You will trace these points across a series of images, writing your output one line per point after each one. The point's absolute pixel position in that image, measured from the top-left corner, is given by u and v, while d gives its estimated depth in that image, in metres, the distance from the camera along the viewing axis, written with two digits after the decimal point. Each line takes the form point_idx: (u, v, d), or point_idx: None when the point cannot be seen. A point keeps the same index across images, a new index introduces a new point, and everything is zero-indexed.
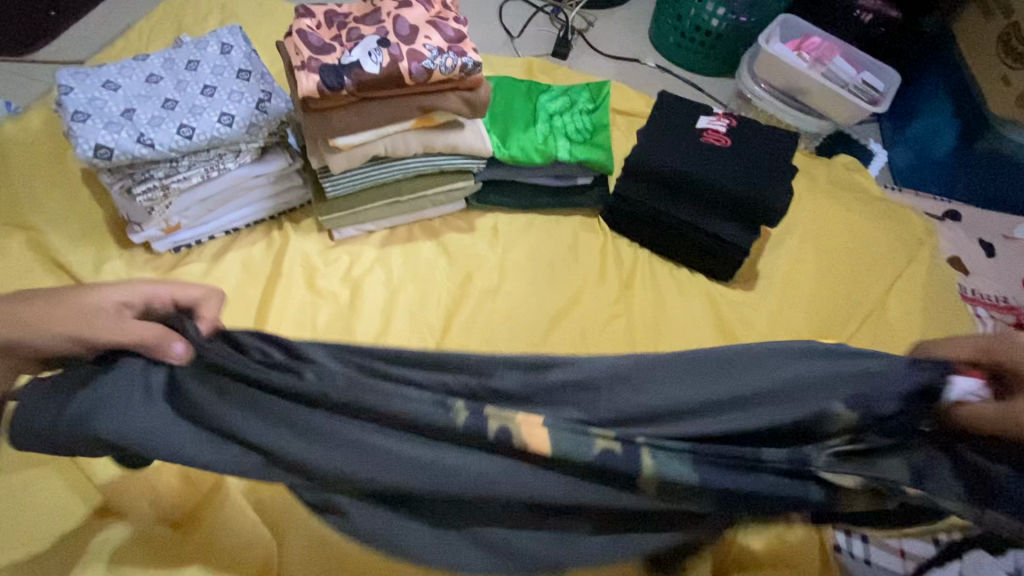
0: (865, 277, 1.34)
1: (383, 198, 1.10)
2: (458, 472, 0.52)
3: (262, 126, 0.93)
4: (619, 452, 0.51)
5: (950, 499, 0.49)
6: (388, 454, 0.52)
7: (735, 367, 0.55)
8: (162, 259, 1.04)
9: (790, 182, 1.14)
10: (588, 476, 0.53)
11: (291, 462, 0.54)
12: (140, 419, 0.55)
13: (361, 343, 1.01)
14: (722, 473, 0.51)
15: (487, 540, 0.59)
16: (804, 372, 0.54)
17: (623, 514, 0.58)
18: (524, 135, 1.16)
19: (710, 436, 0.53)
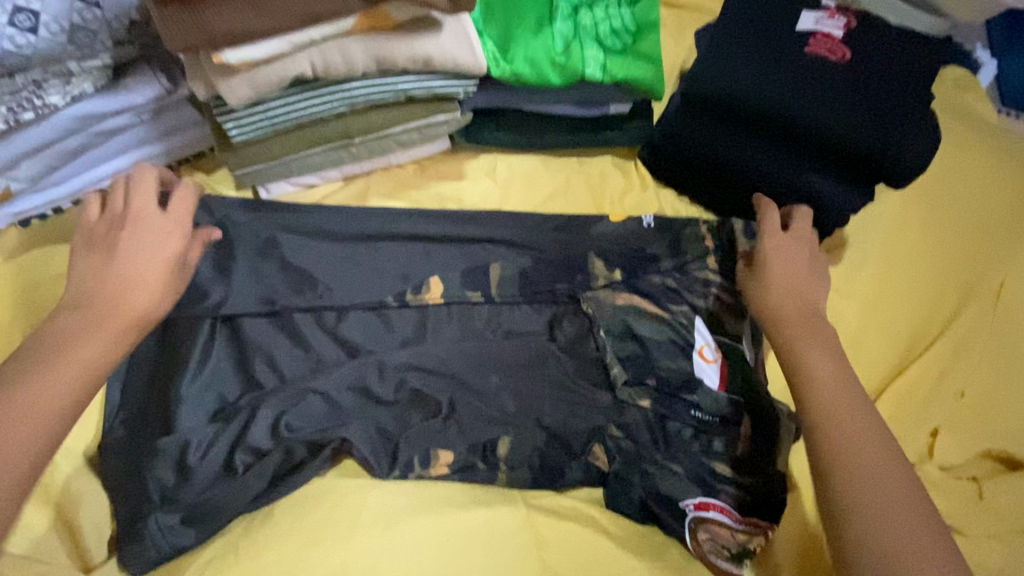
0: (989, 246, 0.99)
1: (324, 141, 0.75)
2: (393, 353, 0.75)
3: (93, 31, 0.57)
4: (472, 348, 0.78)
5: (652, 367, 0.80)
6: (335, 326, 0.76)
7: (551, 286, 0.84)
8: (4, 240, 0.70)
9: (928, 118, 0.77)
10: (467, 352, 0.77)
11: (277, 328, 0.74)
12: (205, 331, 0.71)
13: (309, 344, 0.74)
14: (534, 339, 0.81)
15: (391, 368, 0.74)
16: (592, 305, 0.83)
17: (511, 364, 0.78)
18: (535, 41, 0.77)
19: (550, 313, 0.83)
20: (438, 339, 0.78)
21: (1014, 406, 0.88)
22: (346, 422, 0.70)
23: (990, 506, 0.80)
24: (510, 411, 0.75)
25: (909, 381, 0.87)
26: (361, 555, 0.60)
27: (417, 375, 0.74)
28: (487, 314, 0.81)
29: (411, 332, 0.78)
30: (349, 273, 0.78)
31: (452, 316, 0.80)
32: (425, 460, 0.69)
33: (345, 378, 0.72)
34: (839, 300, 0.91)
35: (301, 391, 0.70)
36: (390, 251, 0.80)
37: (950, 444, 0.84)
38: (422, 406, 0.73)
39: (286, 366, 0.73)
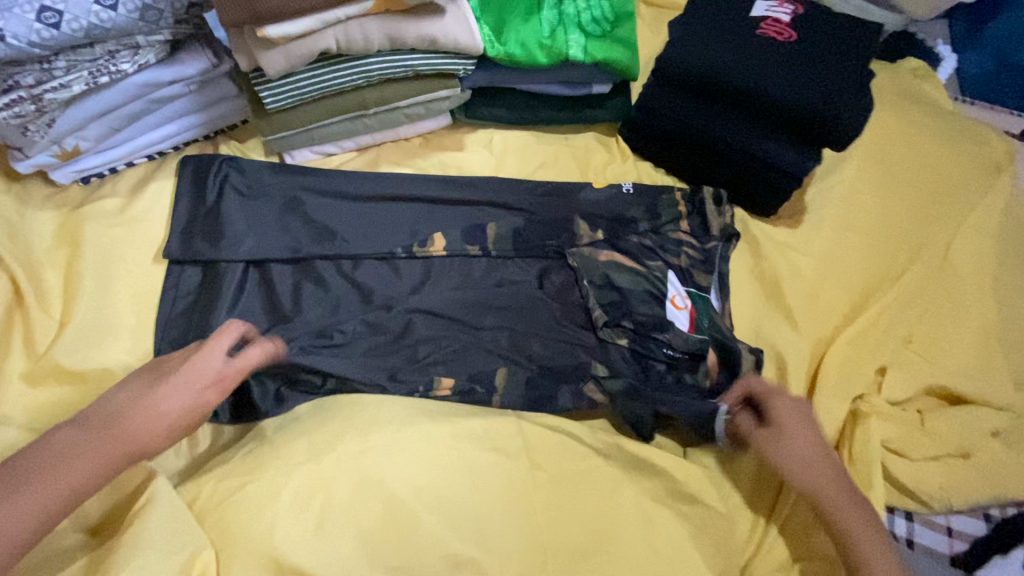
0: (935, 213, 1.10)
1: (342, 111, 0.86)
2: (399, 297, 0.85)
3: (160, 10, 0.68)
4: (470, 294, 0.87)
5: (633, 310, 0.89)
6: (348, 274, 0.85)
7: (540, 241, 0.92)
8: (67, 194, 0.81)
9: (867, 91, 0.89)
10: (465, 297, 0.86)
11: (299, 276, 0.83)
12: (239, 272, 0.81)
13: (326, 288, 0.83)
14: (526, 288, 0.90)
15: (399, 309, 0.84)
16: (578, 257, 0.92)
17: (504, 308, 0.87)
18: (525, 27, 0.89)
19: (539, 265, 0.92)
20: (439, 287, 0.87)
21: (956, 350, 0.99)
22: (364, 355, 0.80)
23: (931, 433, 0.90)
24: (504, 348, 0.84)
25: (863, 326, 0.97)
26: (377, 447, 0.68)
27: (422, 317, 0.84)
28: (482, 266, 0.90)
29: (416, 280, 0.87)
30: (362, 228, 0.88)
31: (454, 267, 0.89)
32: (432, 386, 0.79)
33: (363, 319, 0.82)
34: (798, 258, 1.01)
35: (320, 329, 0.80)
36: (395, 212, 0.90)
37: (897, 381, 0.94)
38: (428, 342, 0.83)
39: (309, 305, 0.82)
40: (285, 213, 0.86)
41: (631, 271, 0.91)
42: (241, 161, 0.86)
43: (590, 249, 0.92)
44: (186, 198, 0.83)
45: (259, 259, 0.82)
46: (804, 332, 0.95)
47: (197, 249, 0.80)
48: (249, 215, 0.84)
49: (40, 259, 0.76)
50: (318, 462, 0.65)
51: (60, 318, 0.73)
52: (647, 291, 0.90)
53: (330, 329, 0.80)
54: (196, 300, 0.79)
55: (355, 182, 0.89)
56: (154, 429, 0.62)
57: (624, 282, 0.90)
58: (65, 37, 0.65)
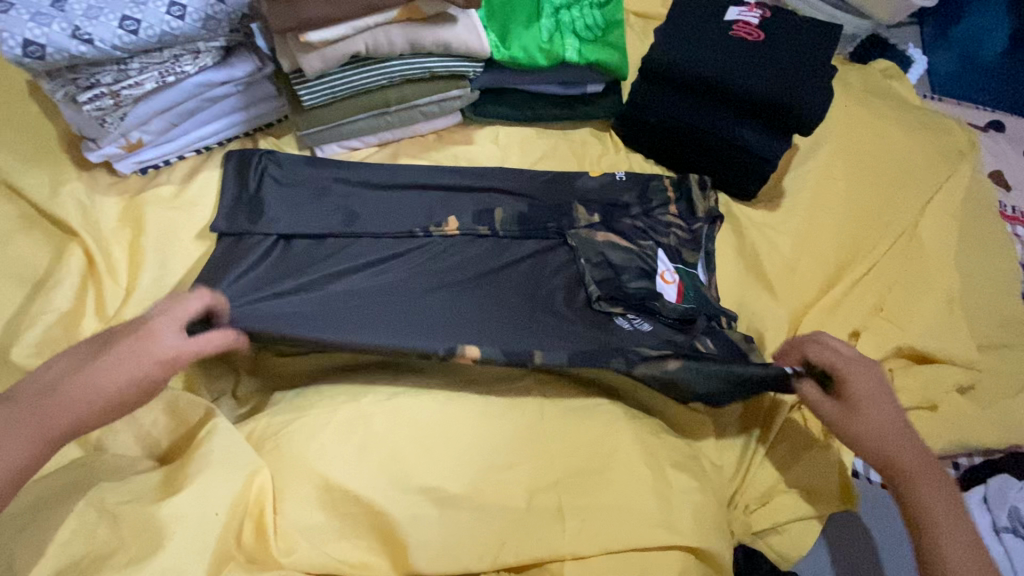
0: (902, 195, 1.21)
1: (367, 108, 0.98)
2: (416, 272, 0.92)
3: (219, 20, 0.80)
4: (480, 269, 0.94)
5: (627, 282, 0.95)
6: (368, 251, 0.93)
7: (541, 223, 1.01)
8: (129, 182, 0.93)
9: (830, 82, 1.01)
10: (477, 271, 0.93)
11: (323, 255, 0.91)
12: (269, 250, 0.90)
13: (347, 263, 0.91)
14: (532, 264, 0.97)
15: (416, 281, 0.90)
16: (573, 237, 1.00)
17: (513, 281, 0.93)
18: (527, 33, 1.01)
19: (541, 243, 1.00)
20: (452, 262, 0.94)
21: (924, 316, 1.09)
22: (387, 321, 0.82)
23: (900, 387, 1.00)
24: (519, 316, 0.88)
25: (837, 295, 1.07)
26: (406, 393, 0.77)
27: (439, 287, 0.89)
28: (490, 245, 0.98)
29: (430, 255, 0.95)
30: (383, 212, 0.98)
31: (471, 250, 0.96)
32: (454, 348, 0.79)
33: (388, 293, 0.87)
34: (777, 236, 1.12)
35: (347, 298, 0.85)
36: (414, 198, 1.00)
37: (868, 343, 1.04)
38: (451, 309, 0.86)
39: (336, 277, 0.89)
40: (311, 200, 0.96)
41: (622, 247, 1.00)
42: (277, 154, 0.98)
43: (581, 233, 1.00)
44: (230, 185, 0.94)
45: (290, 238, 0.92)
46: (783, 300, 1.05)
47: (240, 226, 0.91)
48: (282, 199, 0.94)
49: (108, 237, 0.87)
50: (360, 401, 0.75)
51: (127, 286, 0.84)
52: (637, 266, 0.98)
53: (354, 299, 0.86)
54: (229, 266, 0.87)
55: (377, 172, 1.00)
56: (94, 400, 0.60)
57: (615, 257, 0.98)
58: (141, 42, 0.76)
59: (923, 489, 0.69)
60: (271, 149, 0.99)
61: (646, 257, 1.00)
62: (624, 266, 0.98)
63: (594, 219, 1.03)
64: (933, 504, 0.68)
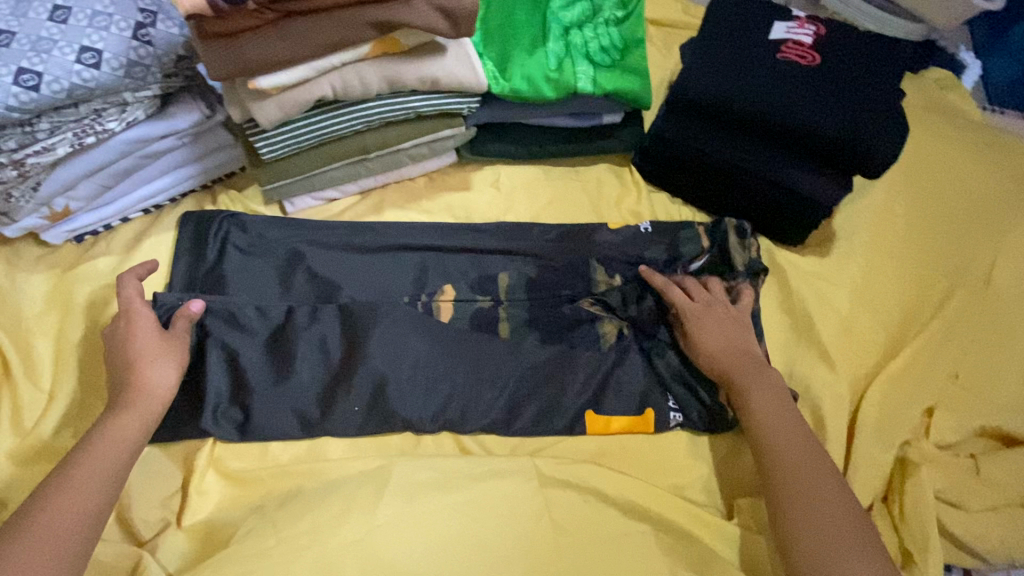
0: (986, 230, 0.99)
1: (341, 156, 0.83)
2: (399, 347, 0.77)
3: (146, 65, 0.69)
4: (476, 339, 0.80)
5: (648, 345, 0.84)
6: (342, 319, 0.77)
7: (550, 283, 0.86)
8: (61, 255, 0.79)
9: (898, 116, 0.84)
10: (470, 343, 0.79)
11: (288, 326, 0.76)
12: (232, 318, 0.76)
13: (319, 337, 0.76)
14: (538, 333, 0.83)
15: (394, 363, 0.76)
16: (585, 296, 0.86)
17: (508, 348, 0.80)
18: (530, 60, 0.85)
19: (551, 302, 0.85)
20: (441, 334, 0.79)
21: (1012, 385, 0.90)
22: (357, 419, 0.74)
23: (988, 480, 0.83)
24: (510, 399, 0.78)
25: (905, 361, 0.89)
26: (389, 520, 0.65)
27: (423, 371, 0.77)
28: (488, 308, 0.83)
29: (416, 321, 0.79)
30: (365, 278, 0.83)
31: (460, 333, 0.80)
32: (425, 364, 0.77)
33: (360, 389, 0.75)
34: (832, 288, 0.94)
35: (313, 387, 0.75)
36: (402, 261, 0.85)
37: (946, 422, 0.87)
38: (436, 398, 0.77)
39: (302, 358, 0.75)
40: (277, 260, 0.81)
41: (645, 307, 0.85)
42: (243, 217, 0.82)
43: (598, 311, 0.85)
44: (185, 254, 0.79)
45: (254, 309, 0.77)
46: (843, 372, 0.88)
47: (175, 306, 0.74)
48: (245, 264, 0.80)
49: (33, 327, 0.73)
50: (326, 547, 0.62)
51: (50, 390, 0.71)
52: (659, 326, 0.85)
53: (318, 392, 0.75)
54: (193, 372, 0.74)
55: (360, 233, 0.85)
56: (124, 439, 0.64)
57: (635, 318, 0.85)
58: (44, 99, 0.66)
59: (804, 509, 0.66)
60: (235, 210, 0.84)
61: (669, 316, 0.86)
62: (644, 327, 0.85)
63: (615, 279, 0.87)
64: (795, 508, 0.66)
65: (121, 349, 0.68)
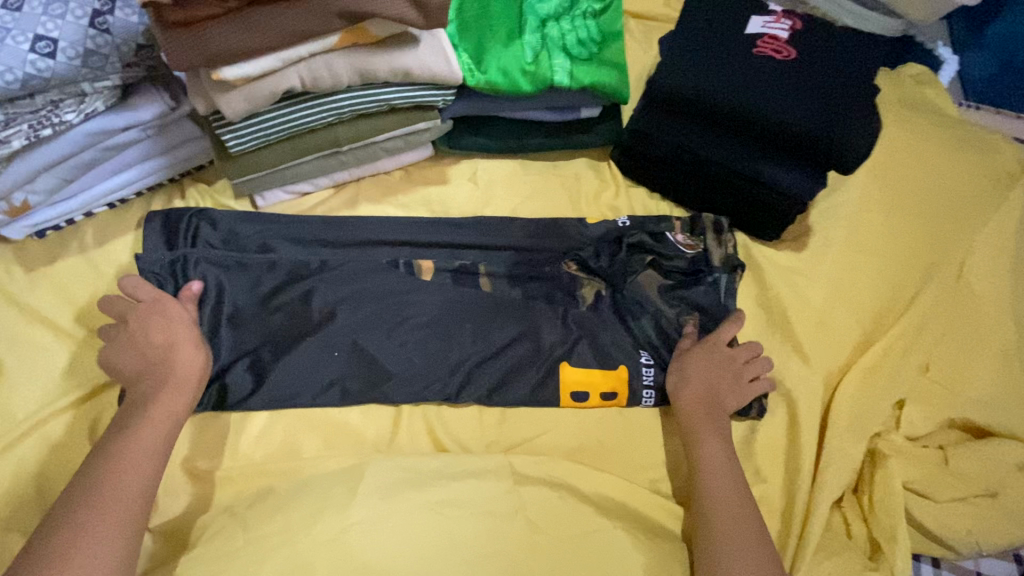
0: (957, 224, 1.01)
1: (313, 149, 0.81)
2: (371, 311, 0.78)
3: (104, 54, 0.68)
4: (451, 301, 0.81)
5: (624, 317, 0.84)
6: (315, 283, 0.78)
7: (525, 258, 0.87)
8: (26, 250, 0.77)
9: (872, 111, 0.85)
10: (444, 308, 0.80)
11: (258, 290, 0.77)
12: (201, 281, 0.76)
13: (291, 301, 0.77)
14: (514, 295, 0.83)
15: (366, 327, 0.77)
16: (561, 271, 0.87)
17: (481, 313, 0.80)
18: (506, 52, 0.84)
19: (526, 276, 0.86)
20: (416, 298, 0.80)
21: (981, 378, 0.92)
22: (327, 383, 0.74)
23: (956, 471, 0.84)
24: (487, 366, 0.78)
25: (877, 355, 0.90)
26: (360, 523, 0.64)
27: (397, 336, 0.77)
28: (466, 279, 0.84)
29: (390, 284, 0.80)
30: (343, 253, 0.83)
31: (437, 297, 0.80)
32: (399, 327, 0.78)
33: (331, 353, 0.75)
34: (807, 281, 0.94)
35: (282, 352, 0.74)
36: (380, 238, 0.85)
37: (917, 414, 0.88)
38: (409, 361, 0.76)
39: (273, 322, 0.76)
40: (249, 229, 0.81)
41: (619, 280, 0.86)
42: (211, 212, 0.81)
43: (578, 272, 0.87)
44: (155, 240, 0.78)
45: (223, 274, 0.77)
46: (816, 366, 0.88)
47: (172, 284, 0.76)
48: (217, 233, 0.80)
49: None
50: (297, 546, 0.62)
51: (17, 388, 0.70)
52: (636, 295, 0.86)
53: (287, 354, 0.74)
54: None
55: (336, 221, 0.84)
56: (169, 420, 0.66)
57: (608, 293, 0.86)
58: None
59: (722, 521, 0.68)
60: (203, 207, 0.82)
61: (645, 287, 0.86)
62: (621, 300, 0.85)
63: (589, 257, 0.87)
64: (716, 506, 0.69)
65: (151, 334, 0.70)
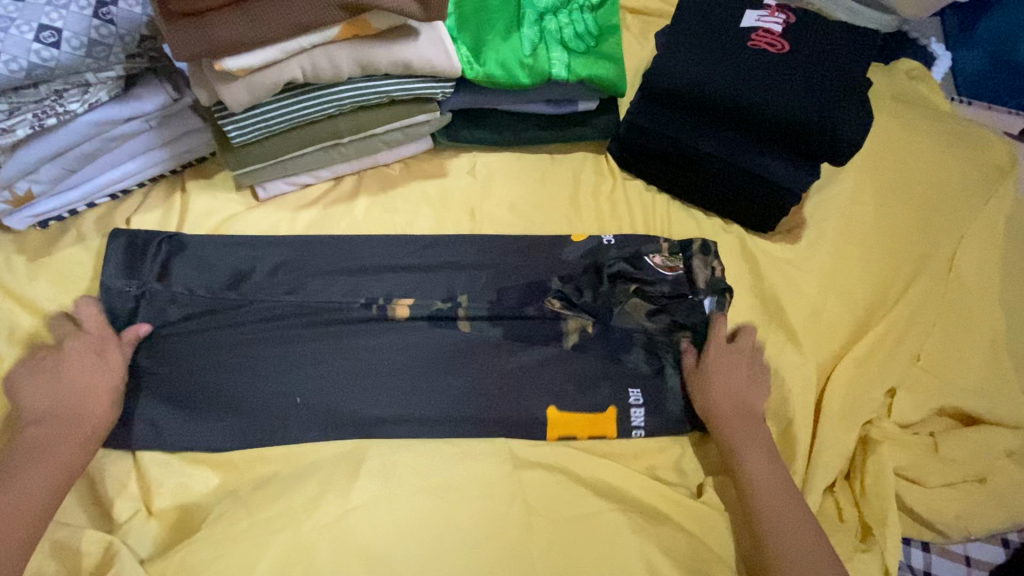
0: (947, 218, 1.02)
1: (314, 141, 0.82)
2: (341, 357, 0.76)
3: (109, 44, 0.69)
4: (425, 345, 0.78)
5: (611, 356, 0.82)
6: (283, 326, 0.77)
7: (507, 291, 0.84)
8: (28, 241, 0.78)
9: (864, 107, 0.86)
10: (419, 355, 0.78)
11: (223, 331, 0.76)
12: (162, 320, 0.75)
13: (258, 345, 0.75)
14: (493, 335, 0.81)
15: (334, 375, 0.75)
16: (542, 309, 0.83)
17: (456, 355, 0.78)
18: (504, 44, 0.85)
19: (508, 317, 0.82)
20: (388, 342, 0.78)
21: (970, 368, 0.93)
22: (288, 430, 0.72)
23: (945, 457, 0.86)
24: (458, 413, 0.76)
25: (869, 344, 0.91)
26: (363, 505, 0.65)
27: (367, 382, 0.75)
28: (444, 318, 0.81)
29: (362, 328, 0.78)
30: (315, 294, 0.80)
31: (410, 342, 0.78)
32: (370, 373, 0.76)
33: (295, 398, 0.73)
34: (800, 273, 0.95)
35: (245, 397, 0.73)
36: (357, 275, 0.82)
37: (908, 402, 0.90)
38: (378, 409, 0.74)
39: (238, 364, 0.74)
40: (216, 264, 0.80)
41: (602, 317, 0.83)
42: (181, 237, 0.80)
43: (562, 310, 0.83)
44: (118, 267, 0.76)
45: (186, 314, 0.76)
46: (810, 355, 0.90)
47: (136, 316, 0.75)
48: (182, 262, 0.79)
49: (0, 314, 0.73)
50: (299, 529, 0.63)
51: None
52: (620, 333, 0.83)
53: (251, 401, 0.73)
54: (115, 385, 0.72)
55: (313, 255, 0.82)
56: (71, 461, 0.64)
57: (595, 327, 0.83)
58: (4, 78, 0.65)
59: (777, 516, 0.70)
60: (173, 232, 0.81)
61: (631, 322, 0.84)
62: (608, 338, 0.83)
63: (568, 290, 0.84)
64: (765, 504, 0.70)
65: (73, 364, 0.69)
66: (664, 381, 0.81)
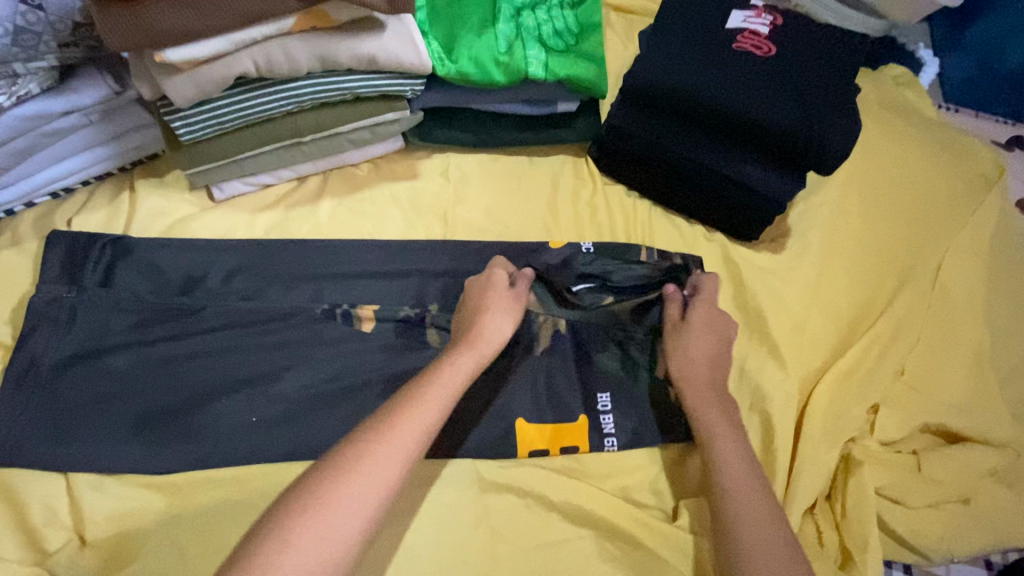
0: (933, 229, 1.00)
1: (272, 138, 0.77)
2: (297, 367, 0.71)
3: (37, 33, 0.63)
4: (388, 355, 0.74)
5: (585, 360, 0.78)
6: (233, 335, 0.72)
7: None
8: None
9: (852, 113, 0.83)
10: (381, 365, 0.73)
11: (167, 340, 0.70)
12: (104, 328, 0.70)
13: (206, 355, 0.70)
14: None
15: (289, 389, 0.70)
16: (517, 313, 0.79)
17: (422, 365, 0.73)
18: (476, 41, 0.80)
19: None
20: (348, 352, 0.73)
21: (956, 384, 0.91)
22: (238, 446, 0.67)
23: (929, 477, 0.84)
24: None
25: (854, 359, 0.89)
26: None
27: (325, 395, 0.71)
28: (411, 325, 0.76)
29: (321, 337, 0.73)
30: (271, 300, 0.75)
31: (373, 352, 0.74)
32: (329, 386, 0.71)
33: (246, 413, 0.68)
34: (784, 284, 0.92)
35: (191, 413, 0.68)
36: (317, 278, 0.77)
37: (891, 420, 0.87)
38: (337, 423, 0.69)
39: (184, 377, 0.69)
40: (164, 267, 0.74)
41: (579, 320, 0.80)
42: (127, 240, 0.74)
43: (535, 308, 0.80)
44: (56, 275, 0.71)
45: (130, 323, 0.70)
46: (792, 371, 0.87)
47: (73, 324, 0.69)
48: (128, 266, 0.74)
49: None
50: None
51: None
52: (593, 338, 0.80)
53: (197, 416, 0.68)
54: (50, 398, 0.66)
55: (270, 258, 0.77)
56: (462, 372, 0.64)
57: (569, 333, 0.79)
58: None
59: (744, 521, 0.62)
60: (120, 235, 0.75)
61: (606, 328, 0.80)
62: (582, 340, 0.79)
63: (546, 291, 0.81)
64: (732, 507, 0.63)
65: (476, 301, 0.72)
66: (638, 390, 0.77)
